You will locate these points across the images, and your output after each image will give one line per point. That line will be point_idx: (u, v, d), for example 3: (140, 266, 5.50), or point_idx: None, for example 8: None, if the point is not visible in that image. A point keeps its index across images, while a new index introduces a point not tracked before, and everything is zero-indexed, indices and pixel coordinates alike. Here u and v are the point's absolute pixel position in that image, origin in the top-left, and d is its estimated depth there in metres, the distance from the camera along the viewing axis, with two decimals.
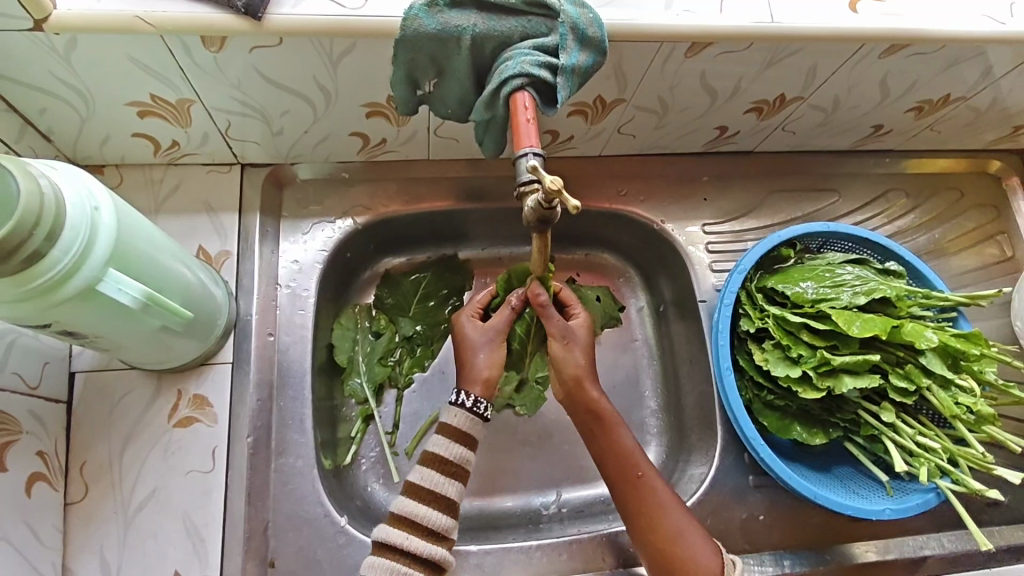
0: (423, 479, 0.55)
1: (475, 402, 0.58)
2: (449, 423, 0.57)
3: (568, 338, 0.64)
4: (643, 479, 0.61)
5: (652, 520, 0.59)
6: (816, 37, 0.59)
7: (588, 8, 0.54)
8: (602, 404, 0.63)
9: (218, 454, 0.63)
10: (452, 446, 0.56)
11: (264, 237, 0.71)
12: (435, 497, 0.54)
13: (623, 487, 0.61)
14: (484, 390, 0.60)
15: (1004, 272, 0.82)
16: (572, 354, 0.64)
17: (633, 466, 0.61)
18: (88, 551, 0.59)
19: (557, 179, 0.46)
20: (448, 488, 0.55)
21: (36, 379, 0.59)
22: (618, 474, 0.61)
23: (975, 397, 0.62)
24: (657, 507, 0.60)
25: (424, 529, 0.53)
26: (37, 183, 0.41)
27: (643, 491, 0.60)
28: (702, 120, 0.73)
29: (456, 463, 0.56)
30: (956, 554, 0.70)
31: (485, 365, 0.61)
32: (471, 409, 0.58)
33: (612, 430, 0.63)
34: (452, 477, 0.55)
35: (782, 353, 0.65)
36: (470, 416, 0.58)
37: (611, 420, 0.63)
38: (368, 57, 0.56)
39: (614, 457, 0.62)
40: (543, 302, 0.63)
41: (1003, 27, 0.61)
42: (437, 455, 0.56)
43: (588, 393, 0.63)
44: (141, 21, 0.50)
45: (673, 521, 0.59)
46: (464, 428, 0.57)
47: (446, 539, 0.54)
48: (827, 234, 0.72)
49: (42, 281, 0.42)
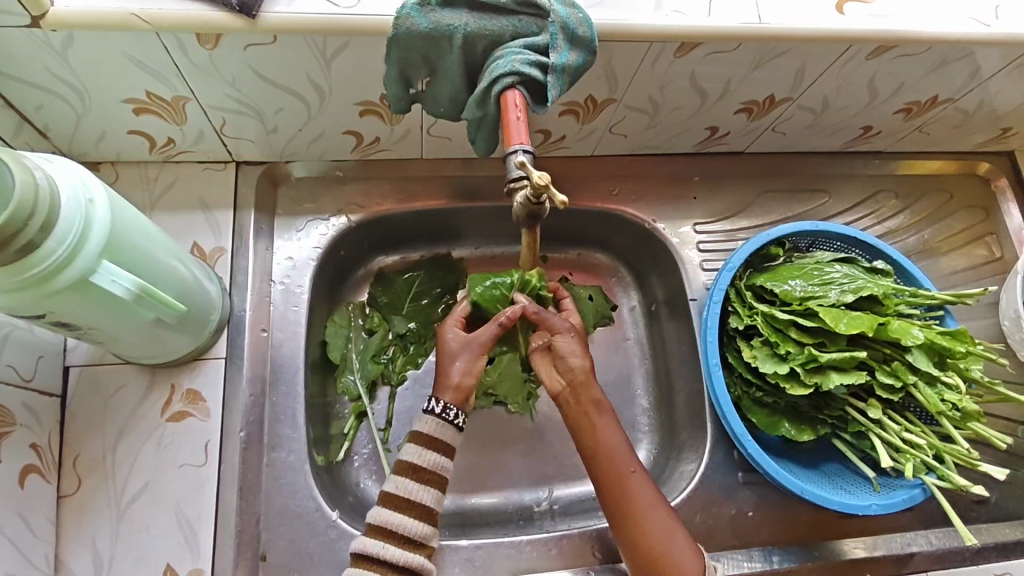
0: (397, 487, 0.55)
1: (444, 409, 0.58)
2: (421, 431, 0.57)
3: (572, 333, 0.65)
4: (633, 475, 0.61)
5: (639, 517, 0.59)
6: (803, 38, 0.60)
7: (578, 9, 0.54)
8: (602, 399, 0.64)
9: (210, 448, 0.63)
10: (424, 453, 0.56)
11: (258, 233, 0.72)
12: (409, 506, 0.54)
13: (612, 483, 0.61)
14: (455, 398, 0.59)
15: (993, 272, 0.83)
16: (577, 349, 0.64)
17: (624, 463, 0.61)
18: (80, 544, 0.60)
19: (545, 174, 0.47)
20: (423, 495, 0.55)
21: (31, 372, 0.59)
22: (609, 470, 0.61)
23: (960, 394, 0.63)
24: (644, 505, 0.60)
25: (402, 538, 0.53)
26: (32, 175, 0.41)
27: (632, 487, 0.60)
28: (693, 120, 0.74)
29: (429, 469, 0.56)
30: (943, 551, 0.70)
31: (461, 372, 0.61)
32: (440, 415, 0.58)
33: (603, 425, 0.63)
34: (427, 483, 0.56)
35: (770, 350, 0.66)
36: (441, 422, 0.58)
37: (608, 415, 0.63)
38: (361, 55, 0.57)
39: (606, 454, 0.61)
40: (537, 311, 0.65)
41: (988, 29, 0.62)
42: (409, 463, 0.56)
43: (589, 388, 0.63)
44: (137, 19, 0.51)
45: (659, 520, 0.59)
46: (436, 435, 0.57)
47: (425, 546, 0.54)
48: (815, 233, 0.72)
49: (36, 272, 0.43)
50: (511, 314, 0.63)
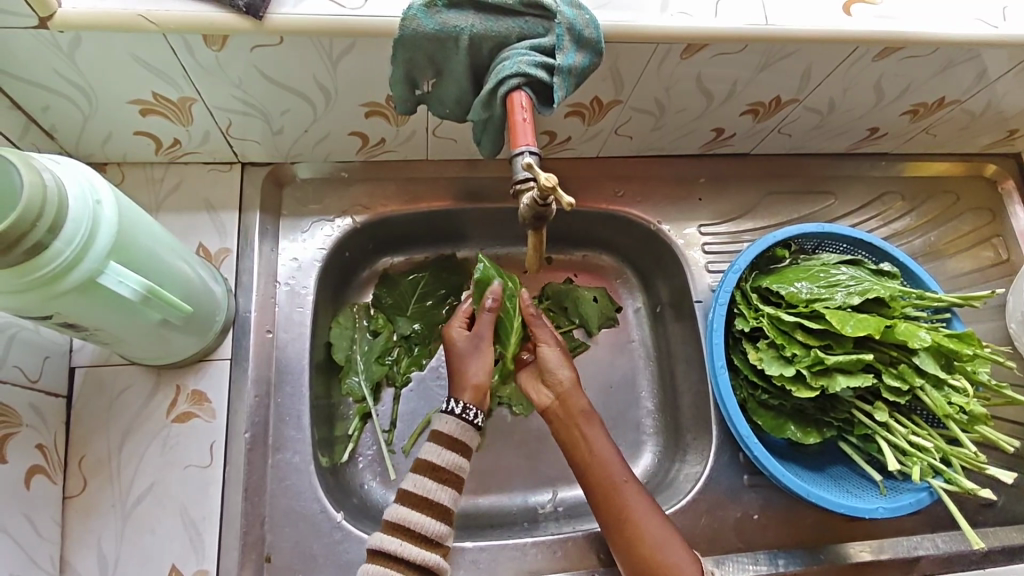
0: (416, 485, 0.55)
1: (464, 409, 0.59)
2: (442, 431, 0.58)
3: (557, 346, 0.65)
4: (627, 486, 0.61)
5: (635, 526, 0.59)
6: (810, 39, 0.60)
7: (584, 10, 0.55)
8: (591, 410, 0.64)
9: (215, 449, 0.63)
10: (444, 453, 0.56)
11: (263, 234, 0.72)
12: (427, 504, 0.54)
13: (607, 494, 0.61)
14: (473, 397, 0.60)
15: (1000, 274, 0.83)
16: (562, 360, 0.64)
17: (617, 472, 0.61)
18: (86, 545, 0.60)
19: (552, 175, 0.46)
20: (440, 494, 0.55)
21: (37, 373, 0.59)
22: (603, 480, 0.61)
23: (968, 397, 0.62)
24: (639, 514, 0.59)
25: (419, 537, 0.53)
26: (40, 175, 0.41)
27: (626, 497, 0.60)
28: (699, 122, 0.73)
29: (448, 470, 0.56)
30: (950, 554, 0.70)
31: (478, 371, 0.61)
32: (460, 416, 0.58)
33: (596, 436, 0.63)
34: (445, 483, 0.56)
35: (776, 352, 0.66)
36: (461, 423, 0.58)
37: (597, 425, 0.63)
38: (367, 57, 0.57)
39: (600, 465, 0.61)
40: (532, 311, 0.66)
41: (996, 30, 0.62)
42: (428, 462, 0.56)
43: (580, 400, 0.64)
44: (144, 20, 0.51)
45: (656, 528, 0.59)
46: (456, 435, 0.57)
47: (440, 546, 0.54)
48: (822, 235, 0.72)
49: (45, 273, 0.43)
50: (494, 296, 0.63)
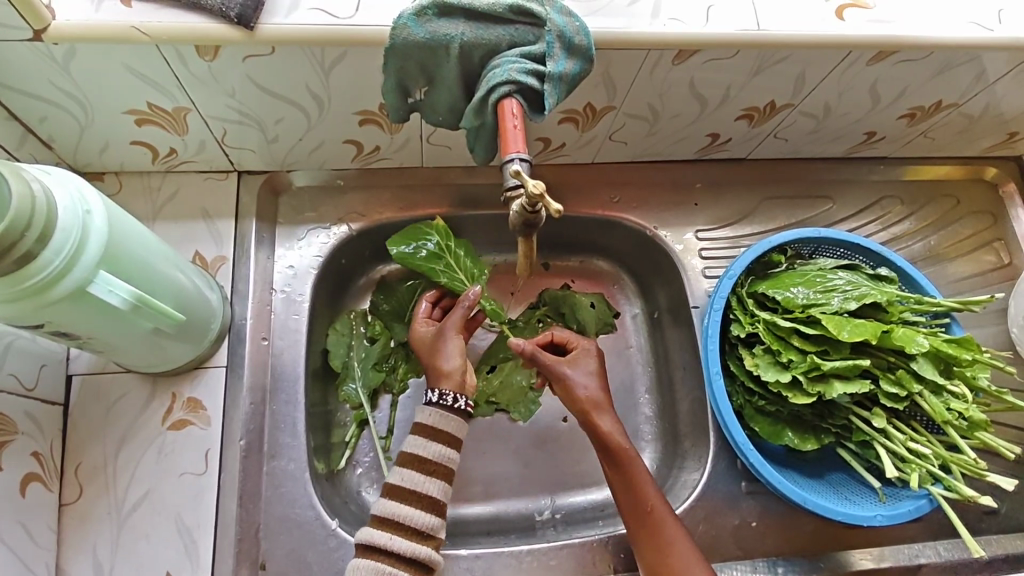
0: (403, 479, 0.55)
1: (442, 395, 0.58)
2: (424, 423, 0.57)
3: (568, 371, 0.66)
4: (652, 514, 0.60)
5: (659, 555, 0.59)
6: (803, 44, 0.60)
7: (575, 17, 0.54)
8: (614, 435, 0.63)
9: (210, 457, 0.63)
10: (430, 445, 0.56)
11: (260, 242, 0.72)
12: (414, 497, 0.54)
13: (632, 518, 0.61)
14: (453, 385, 0.60)
15: (1003, 279, 0.82)
16: (581, 386, 0.65)
17: (643, 501, 0.61)
18: (81, 552, 0.60)
19: (539, 183, 0.47)
20: (429, 486, 0.55)
21: (33, 381, 0.60)
22: (629, 509, 0.61)
23: (967, 402, 0.62)
24: (663, 543, 0.59)
25: (409, 529, 0.53)
26: (29, 188, 0.42)
27: (652, 525, 0.60)
28: (694, 126, 0.73)
29: (436, 461, 0.56)
30: (951, 562, 0.69)
31: (448, 359, 0.62)
32: (438, 403, 0.58)
33: (633, 461, 0.62)
34: (433, 475, 0.55)
35: (772, 358, 0.65)
36: (441, 411, 0.58)
37: (624, 453, 0.62)
38: (359, 65, 0.57)
39: (626, 490, 0.61)
40: (530, 353, 0.64)
41: (991, 33, 0.62)
42: (413, 455, 0.56)
43: (598, 426, 0.63)
44: (137, 32, 0.52)
45: (680, 556, 0.58)
46: (439, 426, 0.57)
47: (432, 538, 0.54)
48: (818, 239, 0.71)
49: (34, 282, 0.43)
50: (473, 294, 0.65)
